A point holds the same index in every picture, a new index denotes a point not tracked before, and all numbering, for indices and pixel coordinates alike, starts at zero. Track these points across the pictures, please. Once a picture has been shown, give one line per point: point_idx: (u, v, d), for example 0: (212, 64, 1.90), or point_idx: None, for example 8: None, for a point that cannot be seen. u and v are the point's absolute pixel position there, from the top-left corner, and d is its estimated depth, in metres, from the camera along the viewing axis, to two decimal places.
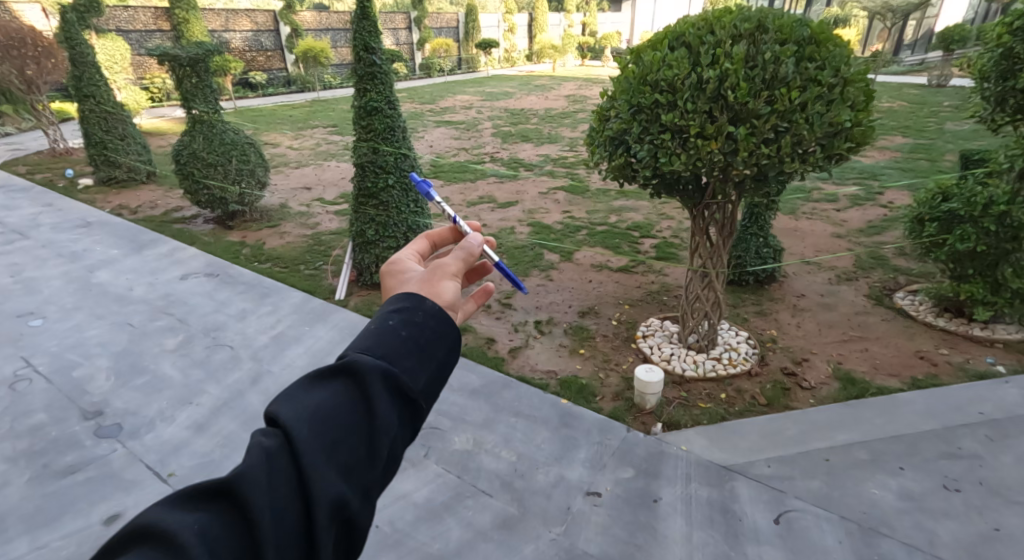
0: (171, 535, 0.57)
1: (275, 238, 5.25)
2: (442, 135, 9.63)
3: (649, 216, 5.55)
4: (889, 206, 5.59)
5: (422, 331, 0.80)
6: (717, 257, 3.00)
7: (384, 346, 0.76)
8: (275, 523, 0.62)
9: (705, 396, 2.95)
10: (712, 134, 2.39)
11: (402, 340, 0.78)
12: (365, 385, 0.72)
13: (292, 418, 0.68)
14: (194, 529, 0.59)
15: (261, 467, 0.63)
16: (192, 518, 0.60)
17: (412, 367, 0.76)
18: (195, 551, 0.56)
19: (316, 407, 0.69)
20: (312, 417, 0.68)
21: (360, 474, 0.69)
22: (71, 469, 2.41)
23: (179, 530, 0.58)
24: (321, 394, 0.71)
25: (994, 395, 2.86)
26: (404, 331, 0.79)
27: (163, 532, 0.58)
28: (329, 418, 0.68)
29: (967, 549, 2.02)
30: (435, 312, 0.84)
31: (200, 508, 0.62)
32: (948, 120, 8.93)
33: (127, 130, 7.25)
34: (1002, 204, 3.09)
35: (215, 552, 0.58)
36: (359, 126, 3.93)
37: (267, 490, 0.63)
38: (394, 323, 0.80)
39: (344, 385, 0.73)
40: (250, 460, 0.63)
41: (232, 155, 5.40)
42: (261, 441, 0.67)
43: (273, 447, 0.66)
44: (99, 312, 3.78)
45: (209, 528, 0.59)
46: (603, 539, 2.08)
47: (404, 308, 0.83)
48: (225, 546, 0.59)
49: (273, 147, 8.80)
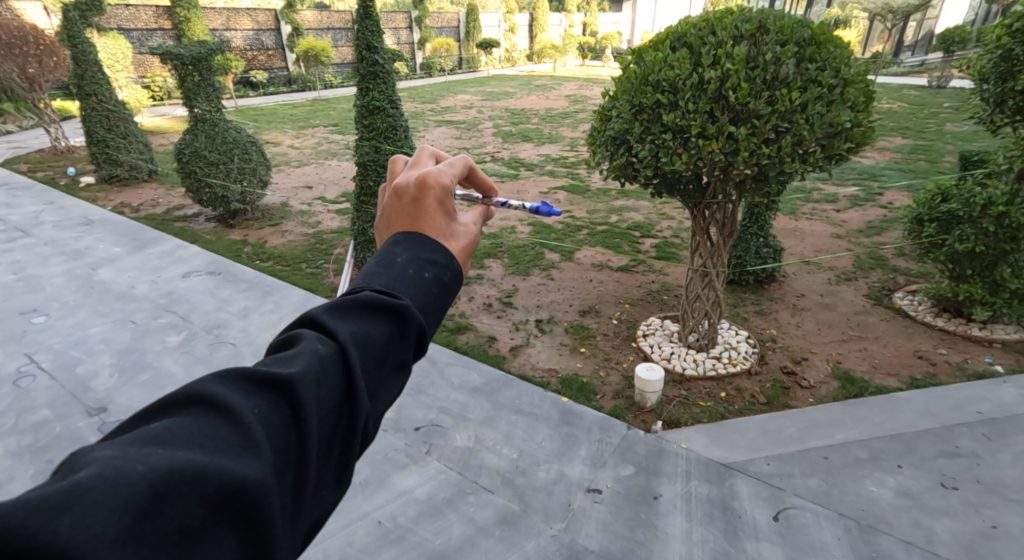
0: (231, 416, 0.59)
1: (276, 236, 5.26)
2: (443, 134, 9.66)
3: (649, 216, 5.57)
4: (888, 207, 5.61)
5: (454, 291, 0.85)
6: (717, 257, 3.02)
7: (425, 294, 0.80)
8: (321, 427, 0.64)
9: (705, 394, 2.97)
10: (713, 134, 2.40)
11: (438, 293, 0.82)
12: (408, 325, 0.75)
13: (346, 335, 0.70)
14: (254, 413, 0.60)
15: (318, 371, 0.65)
16: (251, 404, 0.61)
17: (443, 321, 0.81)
18: (257, 436, 0.58)
19: (365, 333, 0.72)
20: (361, 342, 0.71)
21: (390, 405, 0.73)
22: None
23: (242, 411, 0.60)
24: (369, 322, 0.73)
25: (992, 395, 2.88)
26: (441, 286, 0.83)
27: (223, 411, 0.60)
28: (376, 346, 0.72)
29: (965, 546, 2.04)
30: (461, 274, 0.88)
31: (256, 394, 0.63)
32: (948, 121, 8.95)
33: (128, 129, 7.27)
34: (1001, 205, 3.11)
35: (271, 440, 0.60)
36: (361, 125, 3.94)
37: (320, 394, 0.64)
38: (430, 277, 0.82)
39: (390, 317, 0.75)
40: (308, 363, 0.65)
41: (234, 153, 5.41)
42: (316, 347, 0.68)
43: (326, 355, 0.68)
44: (102, 310, 3.80)
45: (266, 416, 0.61)
46: (604, 535, 2.10)
47: (442, 261, 0.86)
48: (279, 435, 0.61)
49: (274, 146, 8.83)
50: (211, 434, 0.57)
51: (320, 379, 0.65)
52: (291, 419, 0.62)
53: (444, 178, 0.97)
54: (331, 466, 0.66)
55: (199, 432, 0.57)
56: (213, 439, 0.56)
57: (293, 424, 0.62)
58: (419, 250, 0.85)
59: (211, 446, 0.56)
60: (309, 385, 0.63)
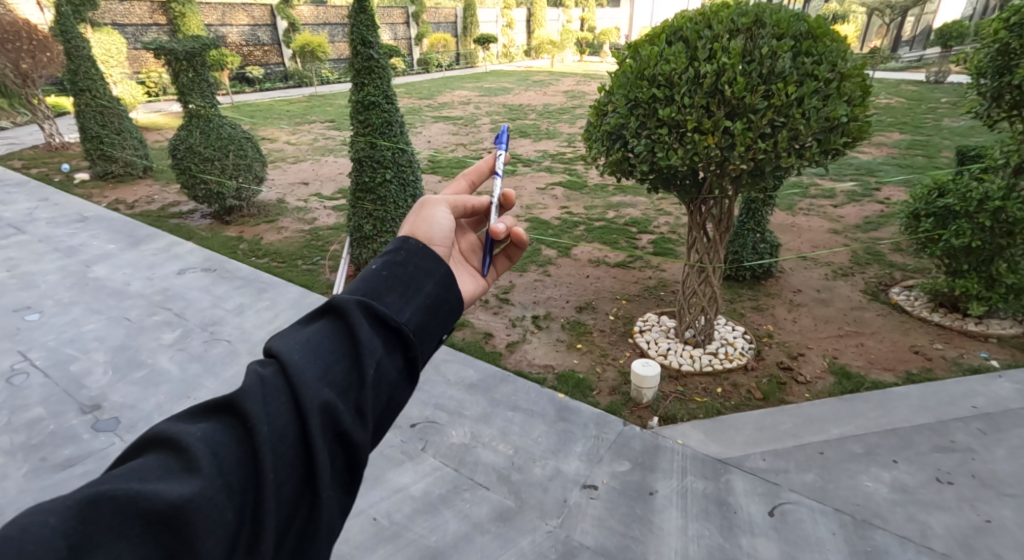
0: (176, 443, 0.60)
1: (272, 233, 5.25)
2: (440, 130, 9.63)
3: (647, 212, 5.56)
4: (886, 202, 5.61)
5: (405, 268, 0.84)
6: (714, 252, 3.01)
7: (367, 285, 0.80)
8: (271, 432, 0.62)
9: (701, 390, 2.97)
10: (709, 129, 2.38)
11: (384, 278, 0.82)
12: (350, 314, 0.75)
13: (287, 343, 0.71)
14: (198, 436, 0.61)
15: (257, 383, 0.65)
16: (196, 428, 0.62)
17: (395, 303, 0.79)
18: (197, 454, 0.59)
19: (307, 335, 0.72)
20: (304, 343, 0.71)
21: (355, 395, 0.70)
22: (69, 463, 2.42)
23: (183, 438, 0.61)
24: (313, 328, 0.74)
25: (987, 390, 2.88)
26: (387, 270, 0.83)
27: (170, 441, 0.61)
28: (321, 344, 0.71)
29: (960, 541, 2.04)
30: (417, 248, 0.88)
31: (203, 421, 0.64)
32: (945, 116, 8.96)
33: (123, 125, 7.23)
34: (997, 199, 3.10)
35: (217, 456, 0.60)
36: (357, 121, 3.92)
37: (264, 402, 0.64)
38: (377, 265, 0.85)
39: (333, 319, 0.76)
40: (246, 380, 0.66)
41: (229, 149, 5.38)
42: (260, 366, 0.69)
43: (270, 369, 0.68)
44: (96, 307, 3.78)
45: (212, 435, 0.62)
46: (599, 531, 2.10)
47: (390, 252, 0.88)
48: (226, 452, 0.61)
49: (271, 142, 8.79)
50: (154, 466, 0.58)
51: (260, 390, 0.65)
52: (237, 436, 0.62)
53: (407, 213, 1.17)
54: (300, 470, 0.63)
55: (143, 467, 0.58)
56: (155, 470, 0.58)
57: (241, 439, 0.62)
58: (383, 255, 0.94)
59: (151, 476, 0.57)
60: (246, 397, 0.64)
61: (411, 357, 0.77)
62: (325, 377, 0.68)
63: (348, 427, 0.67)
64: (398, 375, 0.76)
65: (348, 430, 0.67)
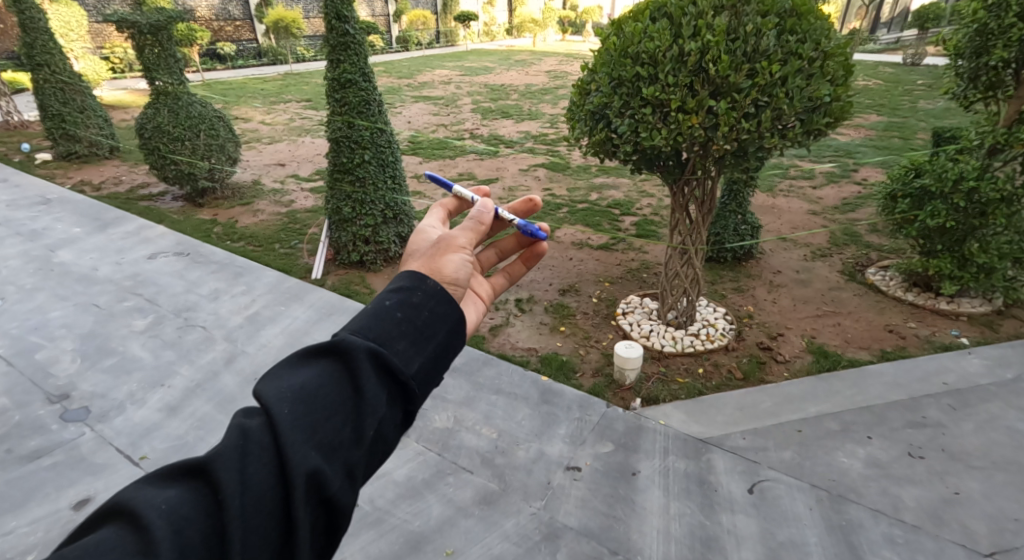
0: (139, 517, 0.57)
1: (247, 216, 5.10)
2: (420, 110, 9.44)
3: (630, 194, 5.55)
4: (863, 184, 5.69)
5: (418, 313, 0.79)
6: (696, 234, 3.02)
7: (377, 327, 0.76)
8: (247, 503, 0.61)
9: (683, 371, 3.00)
10: (693, 108, 2.36)
11: (395, 321, 0.77)
12: (354, 365, 0.72)
13: (276, 395, 0.68)
14: (163, 506, 0.59)
15: (235, 446, 0.63)
16: (163, 496, 0.60)
17: (405, 351, 0.76)
18: (159, 534, 0.56)
19: (298, 385, 0.69)
20: (295, 396, 0.68)
21: (342, 454, 0.68)
22: (37, 454, 2.35)
23: (146, 509, 0.58)
24: (305, 374, 0.71)
25: (958, 366, 2.96)
26: (399, 312, 0.78)
27: (132, 513, 0.58)
28: (316, 398, 0.68)
29: (930, 513, 2.10)
30: (435, 293, 0.83)
31: (172, 486, 0.61)
32: (921, 98, 9.07)
33: (86, 102, 6.94)
34: (972, 180, 3.15)
35: (181, 533, 0.57)
36: (333, 100, 3.80)
37: (240, 469, 0.62)
38: (392, 303, 0.80)
39: (334, 363, 0.73)
40: (227, 441, 0.64)
41: (200, 129, 5.19)
42: (243, 420, 0.67)
43: (254, 425, 0.66)
44: (62, 293, 3.65)
45: (179, 507, 0.59)
46: (583, 512, 2.11)
47: (401, 289, 0.83)
48: (196, 525, 0.59)
49: (245, 122, 8.54)
50: (114, 545, 0.55)
51: (238, 452, 0.63)
52: (211, 505, 0.60)
53: (418, 233, 1.09)
54: (274, 539, 0.62)
55: (100, 545, 0.55)
56: (113, 551, 0.54)
57: (214, 510, 0.60)
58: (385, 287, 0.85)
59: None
60: (222, 466, 0.62)
61: (410, 408, 0.75)
62: (313, 438, 0.66)
63: (333, 491, 0.65)
64: (395, 430, 0.74)
65: (333, 496, 0.65)
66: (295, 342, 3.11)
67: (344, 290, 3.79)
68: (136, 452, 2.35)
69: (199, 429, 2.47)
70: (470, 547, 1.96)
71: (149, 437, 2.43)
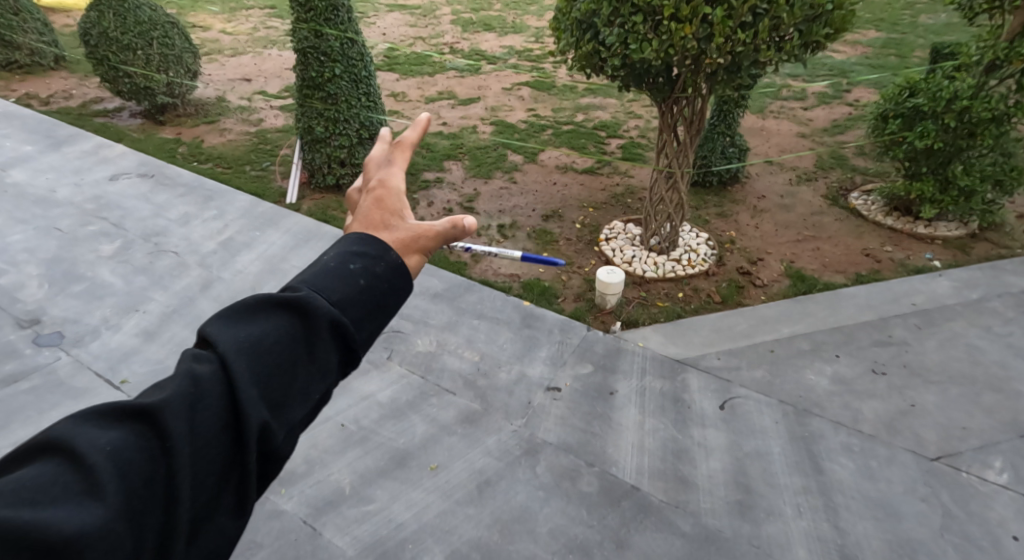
0: (77, 456, 0.53)
1: (214, 135, 4.84)
2: (396, 20, 8.80)
3: (616, 115, 5.35)
4: (854, 105, 5.54)
5: (383, 282, 0.77)
6: (683, 156, 2.95)
7: (341, 291, 0.73)
8: (195, 450, 0.59)
9: (663, 296, 3.03)
10: (686, 17, 2.20)
11: (360, 287, 0.75)
12: (315, 326, 0.70)
13: (232, 347, 0.65)
14: (104, 447, 0.55)
15: (187, 394, 0.61)
16: (105, 437, 0.56)
17: (363, 319, 0.75)
18: (104, 474, 0.52)
19: (255, 339, 0.67)
20: (251, 351, 0.66)
21: (289, 411, 0.67)
22: (13, 378, 2.33)
23: (87, 450, 0.54)
24: (260, 326, 0.68)
25: (927, 288, 3.04)
26: (364, 279, 0.75)
27: (71, 451, 0.54)
28: (270, 354, 0.66)
29: (887, 424, 2.23)
30: (398, 266, 0.80)
31: (115, 427, 0.57)
32: (923, 12, 8.66)
33: (20, 4, 6.28)
34: (965, 99, 3.07)
35: (125, 476, 0.54)
36: (297, 5, 3.48)
37: (191, 417, 0.60)
38: (356, 269, 0.76)
39: (292, 317, 0.70)
40: (178, 387, 0.61)
41: (152, 36, 4.80)
42: (192, 366, 0.64)
43: (205, 372, 0.64)
44: (20, 217, 3.48)
45: (123, 449, 0.55)
46: (562, 429, 2.19)
47: (364, 253, 0.79)
48: (140, 470, 0.55)
49: (204, 31, 7.88)
50: (50, 483, 0.51)
51: (190, 400, 0.60)
52: (156, 450, 0.58)
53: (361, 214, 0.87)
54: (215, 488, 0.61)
55: (35, 481, 0.50)
56: (51, 489, 0.50)
57: (160, 455, 0.57)
58: (347, 247, 0.80)
59: (47, 498, 0.49)
60: (173, 412, 0.58)
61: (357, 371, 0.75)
62: (267, 393, 0.65)
63: (277, 447, 0.66)
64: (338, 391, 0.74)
65: (277, 451, 0.65)
66: (273, 268, 3.05)
67: (321, 214, 3.68)
68: (116, 376, 2.35)
69: (179, 354, 2.48)
70: (453, 462, 2.05)
71: (127, 362, 2.42)
